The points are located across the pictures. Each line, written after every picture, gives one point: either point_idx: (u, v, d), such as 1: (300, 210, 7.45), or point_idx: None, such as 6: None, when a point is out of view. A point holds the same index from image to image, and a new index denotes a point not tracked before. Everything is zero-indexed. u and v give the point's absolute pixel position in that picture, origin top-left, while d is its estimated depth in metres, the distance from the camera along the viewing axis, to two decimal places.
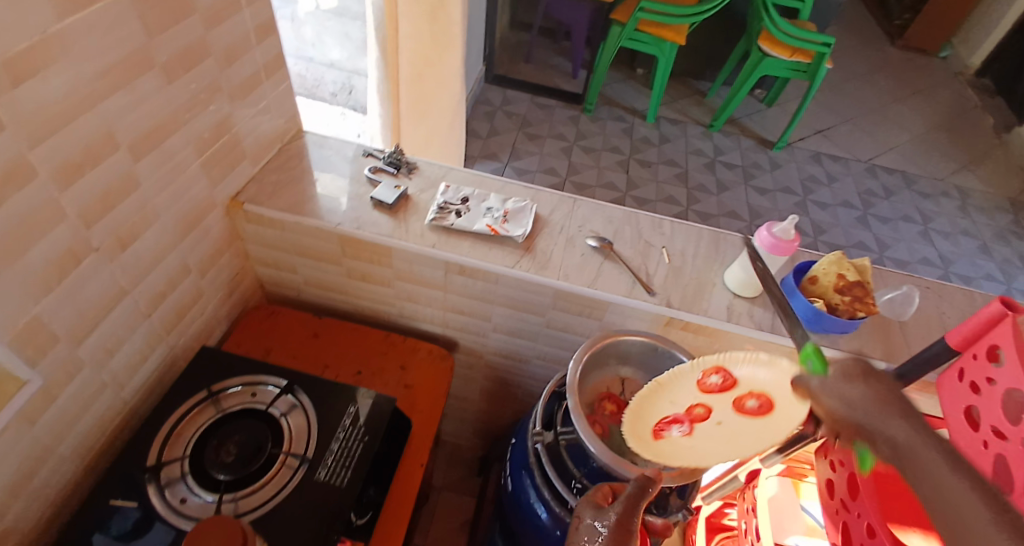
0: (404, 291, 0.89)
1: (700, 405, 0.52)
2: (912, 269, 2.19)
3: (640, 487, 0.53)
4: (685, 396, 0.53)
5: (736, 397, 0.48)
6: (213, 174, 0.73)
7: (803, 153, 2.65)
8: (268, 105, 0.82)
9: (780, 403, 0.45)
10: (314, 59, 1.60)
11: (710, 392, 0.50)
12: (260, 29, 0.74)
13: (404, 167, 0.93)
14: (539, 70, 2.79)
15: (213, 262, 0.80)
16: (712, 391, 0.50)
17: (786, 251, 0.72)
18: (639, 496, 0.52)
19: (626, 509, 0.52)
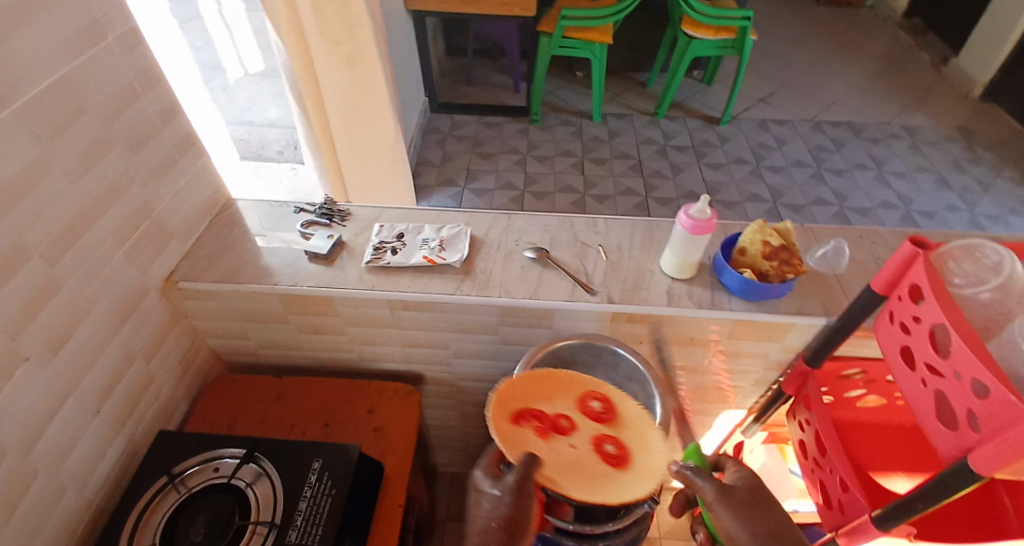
0: (357, 335, 0.90)
1: (568, 419, 0.64)
2: (875, 213, 2.22)
3: (528, 466, 0.55)
4: (562, 404, 0.65)
5: (599, 433, 0.62)
6: (140, 260, 0.75)
7: (749, 123, 2.71)
8: (188, 181, 0.84)
9: (628, 462, 0.60)
10: (253, 122, 1.60)
11: (584, 417, 0.64)
12: (163, 112, 0.77)
13: (337, 216, 0.95)
14: (481, 91, 2.84)
15: (159, 344, 0.81)
16: (586, 417, 0.64)
17: (707, 229, 0.74)
18: (528, 474, 0.55)
19: (515, 488, 0.54)
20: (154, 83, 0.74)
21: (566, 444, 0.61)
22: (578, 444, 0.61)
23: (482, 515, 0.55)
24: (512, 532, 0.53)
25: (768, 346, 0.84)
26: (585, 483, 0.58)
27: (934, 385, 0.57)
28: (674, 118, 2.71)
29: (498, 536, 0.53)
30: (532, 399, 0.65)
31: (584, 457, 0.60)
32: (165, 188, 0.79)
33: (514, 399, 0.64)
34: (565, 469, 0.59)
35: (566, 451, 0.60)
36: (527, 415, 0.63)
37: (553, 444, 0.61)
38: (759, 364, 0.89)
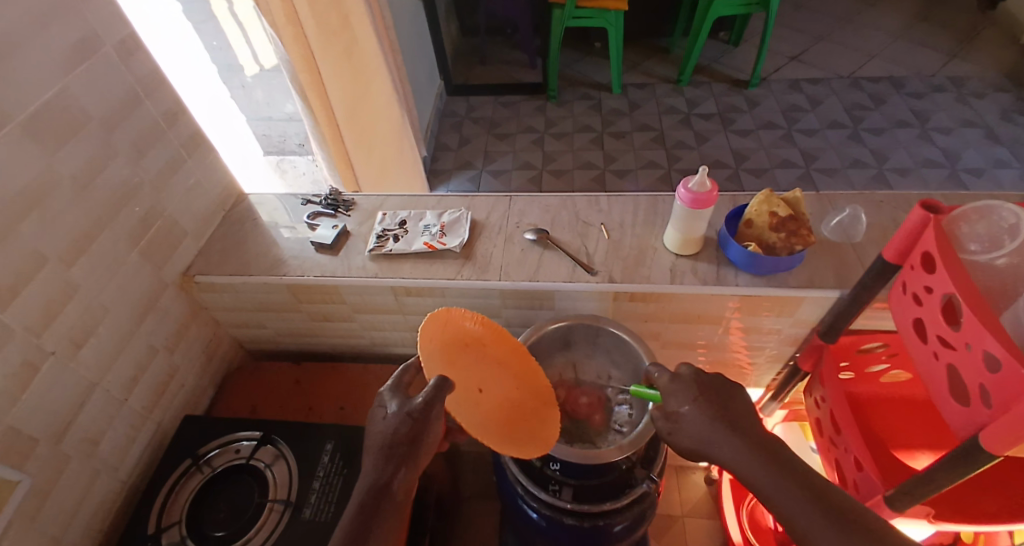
0: (366, 321, 0.92)
1: (482, 374, 0.67)
2: (916, 174, 2.08)
3: (439, 391, 0.59)
4: (486, 353, 0.68)
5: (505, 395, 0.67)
6: (155, 259, 0.79)
7: (779, 84, 2.56)
8: (198, 180, 0.88)
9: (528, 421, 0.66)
10: (271, 117, 1.48)
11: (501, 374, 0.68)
12: (168, 114, 0.80)
13: (342, 206, 0.97)
14: (497, 69, 2.79)
15: (181, 337, 0.86)
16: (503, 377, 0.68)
17: (707, 202, 0.71)
18: (435, 399, 0.59)
19: (423, 409, 0.59)
20: (155, 88, 0.77)
21: (477, 385, 0.66)
22: (486, 390, 0.66)
23: (387, 431, 0.60)
24: (415, 448, 0.59)
25: (779, 320, 0.81)
26: (476, 422, 0.61)
27: (947, 359, 0.54)
28: (698, 84, 2.60)
29: (399, 449, 0.58)
30: (466, 335, 0.66)
31: (484, 404, 0.65)
32: (174, 188, 0.82)
33: (452, 325, 0.65)
34: (462, 405, 0.62)
35: (473, 391, 0.65)
36: (454, 348, 0.65)
37: (464, 381, 0.64)
38: (773, 339, 0.86)
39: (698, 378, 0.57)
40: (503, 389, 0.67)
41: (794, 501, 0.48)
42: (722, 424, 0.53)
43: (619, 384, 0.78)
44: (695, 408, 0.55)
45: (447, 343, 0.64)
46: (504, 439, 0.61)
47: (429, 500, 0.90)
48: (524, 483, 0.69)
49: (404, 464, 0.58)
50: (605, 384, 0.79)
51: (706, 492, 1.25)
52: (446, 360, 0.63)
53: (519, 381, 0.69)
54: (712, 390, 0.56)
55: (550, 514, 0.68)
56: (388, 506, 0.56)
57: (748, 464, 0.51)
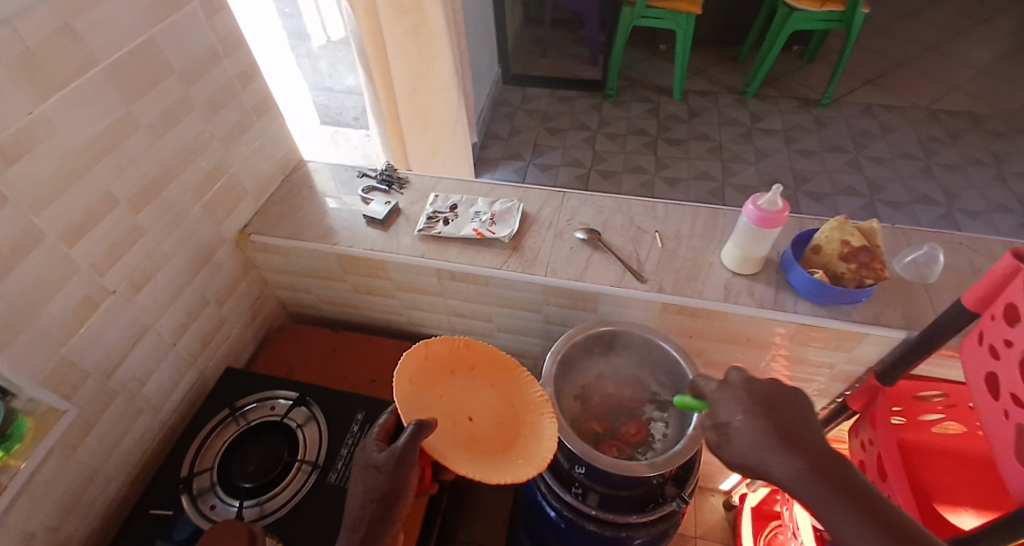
0: (407, 300, 0.93)
1: (468, 405, 0.67)
2: (989, 218, 1.95)
3: (416, 435, 0.56)
4: (472, 381, 0.69)
5: (495, 421, 0.67)
6: (216, 214, 0.81)
7: (851, 107, 2.44)
8: (263, 143, 0.90)
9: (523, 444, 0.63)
10: (332, 89, 1.50)
11: (491, 399, 0.69)
12: (243, 76, 0.81)
13: (395, 183, 0.98)
14: (557, 63, 2.76)
15: (231, 292, 0.88)
16: (492, 402, 0.68)
17: (776, 223, 0.68)
18: (410, 447, 0.56)
19: (397, 459, 0.56)
20: (234, 48, 0.79)
21: (465, 415, 0.66)
22: (475, 419, 0.66)
23: (357, 491, 0.57)
24: (388, 504, 0.55)
25: (833, 354, 0.77)
26: (468, 453, 0.60)
27: (1017, 418, 0.50)
28: (764, 97, 2.50)
29: (372, 509, 0.55)
30: (448, 368, 0.69)
31: (476, 434, 0.64)
32: (241, 148, 0.84)
33: (434, 358, 0.68)
34: (452, 439, 0.62)
35: (464, 423, 0.65)
36: (436, 380, 0.67)
37: (450, 414, 0.65)
38: (823, 373, 0.82)
39: (744, 382, 0.54)
40: (495, 415, 0.67)
41: (866, 537, 0.43)
42: (779, 441, 0.49)
43: (662, 401, 0.76)
44: (746, 417, 0.51)
45: (429, 376, 0.66)
46: (495, 467, 0.59)
47: (446, 484, 0.91)
48: (547, 479, 0.69)
49: (381, 521, 0.54)
50: (648, 396, 0.77)
51: (723, 517, 1.22)
52: (427, 393, 0.64)
53: (511, 401, 0.69)
54: (767, 395, 0.52)
55: (571, 516, 0.67)
56: None
57: (810, 485, 0.46)
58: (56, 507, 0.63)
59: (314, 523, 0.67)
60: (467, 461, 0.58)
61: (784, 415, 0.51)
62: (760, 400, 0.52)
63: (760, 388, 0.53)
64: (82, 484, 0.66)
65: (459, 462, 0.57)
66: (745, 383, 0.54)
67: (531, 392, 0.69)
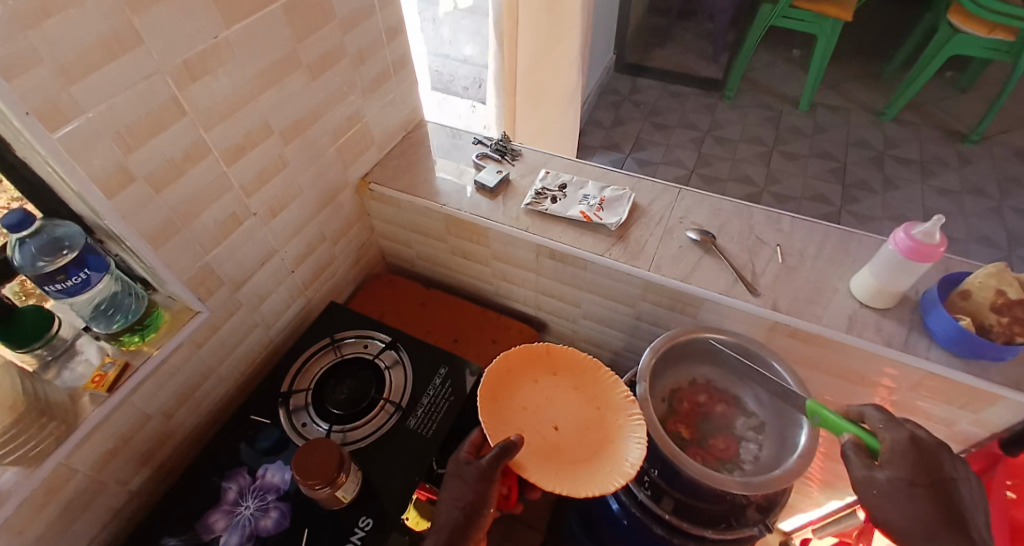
0: (500, 271, 0.94)
1: (552, 412, 0.69)
2: None
3: (502, 455, 0.59)
4: (556, 385, 0.72)
5: (581, 426, 0.68)
6: (345, 158, 0.86)
7: (1007, 149, 2.15)
8: (395, 97, 0.93)
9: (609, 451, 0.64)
10: (448, 57, 1.57)
11: (576, 402, 0.70)
12: (390, 30, 0.85)
13: (508, 154, 0.98)
14: (676, 56, 2.64)
15: (344, 233, 0.93)
16: (578, 406, 0.70)
17: (928, 257, 0.62)
18: (497, 461, 0.59)
19: (484, 471, 0.59)
20: (387, 1, 0.82)
21: (550, 423, 0.68)
22: (562, 427, 0.68)
23: (446, 499, 0.61)
24: (473, 513, 0.58)
25: (959, 414, 0.69)
26: (554, 466, 0.63)
27: None
28: (902, 123, 2.26)
29: (458, 517, 0.59)
30: (528, 377, 0.72)
31: (563, 441, 0.67)
32: (377, 99, 0.88)
33: (516, 371, 0.71)
34: (538, 451, 0.65)
35: (550, 431, 0.67)
36: (520, 391, 0.70)
37: (535, 425, 0.68)
38: (939, 431, 0.74)
39: (922, 443, 0.54)
40: (580, 418, 0.69)
41: None
42: (945, 523, 0.50)
43: (757, 421, 0.72)
44: (919, 483, 0.52)
45: (513, 389, 0.70)
46: (580, 478, 0.62)
47: None
48: None
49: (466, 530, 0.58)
50: (739, 415, 0.73)
51: None
52: (511, 406, 0.68)
53: (596, 402, 0.70)
54: (942, 467, 0.53)
55: (636, 513, 0.66)
56: None
57: None
58: (179, 394, 0.71)
59: (390, 460, 0.71)
60: (553, 475, 0.62)
61: (952, 494, 0.52)
62: (934, 471, 0.52)
63: (937, 459, 0.53)
64: (200, 379, 0.74)
65: (545, 476, 0.61)
66: (913, 445, 0.53)
67: (615, 393, 0.69)
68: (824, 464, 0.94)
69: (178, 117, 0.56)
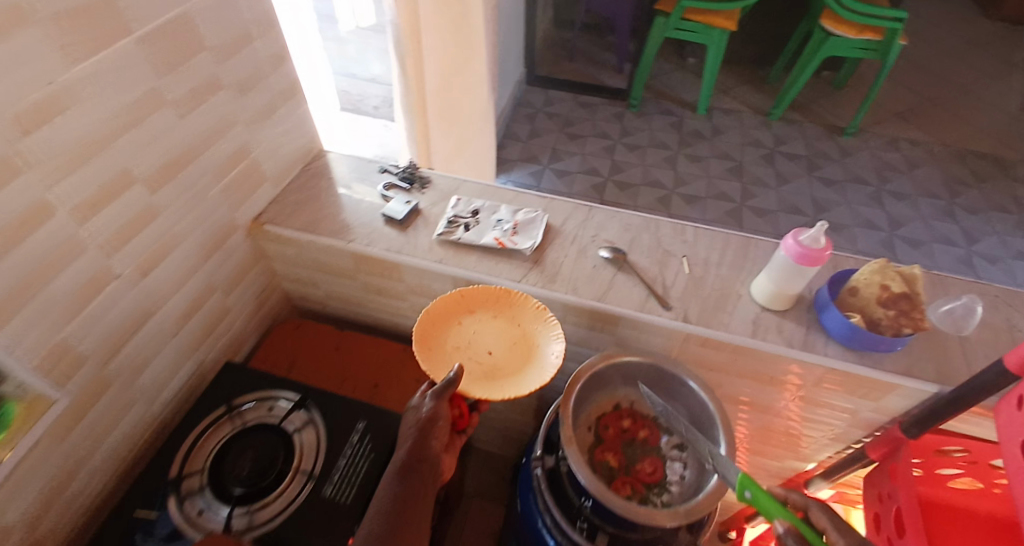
0: (418, 304, 0.90)
1: (482, 341, 0.72)
2: (1009, 266, 1.91)
3: (448, 386, 0.64)
4: (478, 318, 0.74)
5: (510, 343, 0.72)
6: (232, 199, 0.78)
7: (877, 139, 2.41)
8: (287, 128, 0.87)
9: (540, 358, 0.69)
10: (357, 75, 1.61)
11: (500, 325, 0.73)
12: (274, 58, 0.79)
13: (418, 182, 0.94)
14: (583, 67, 2.73)
15: (238, 281, 0.86)
16: (502, 329, 0.73)
17: (816, 261, 0.65)
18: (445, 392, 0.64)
19: (435, 401, 0.64)
20: (267, 30, 0.76)
21: (483, 349, 0.71)
22: (493, 350, 0.71)
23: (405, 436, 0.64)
24: (428, 443, 0.62)
25: (858, 402, 0.74)
26: (496, 384, 0.67)
27: None
28: (789, 122, 2.47)
29: (416, 448, 0.62)
30: (453, 316, 0.73)
31: (500, 360, 0.71)
32: (265, 132, 0.81)
33: (438, 316, 0.72)
34: (479, 376, 0.69)
35: (484, 357, 0.71)
36: (445, 331, 0.72)
37: (469, 356, 0.71)
38: (843, 419, 0.79)
39: None
40: (506, 337, 0.72)
41: None
42: None
43: (680, 437, 0.72)
44: None
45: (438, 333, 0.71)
46: (520, 385, 0.66)
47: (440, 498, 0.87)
48: (550, 505, 0.67)
49: (424, 457, 0.61)
50: (662, 434, 0.73)
51: None
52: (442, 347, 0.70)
53: (516, 318, 0.74)
54: None
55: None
56: (418, 496, 0.58)
57: None
58: (39, 497, 0.60)
59: (305, 537, 0.64)
60: (496, 391, 0.66)
61: None
62: None
63: None
64: (67, 473, 0.63)
65: (489, 393, 0.65)
66: None
67: (527, 306, 0.73)
68: (749, 457, 0.98)
69: (9, 174, 0.47)
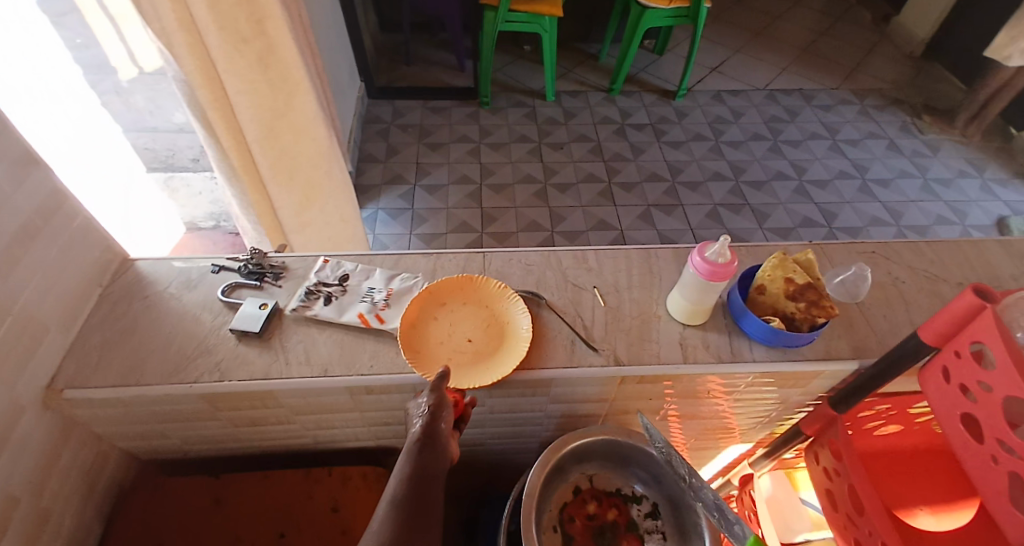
0: (311, 421, 0.74)
1: (458, 333, 0.70)
2: (834, 186, 2.21)
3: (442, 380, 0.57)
4: (448, 311, 0.71)
5: (484, 328, 0.70)
6: (1, 379, 0.55)
7: (706, 95, 2.63)
8: (62, 253, 0.64)
9: (517, 334, 0.69)
10: (158, 128, 1.27)
11: (471, 312, 0.72)
12: (9, 172, 0.56)
13: (269, 273, 0.76)
14: (423, 71, 2.59)
15: (49, 476, 0.62)
16: (474, 317, 0.71)
17: (724, 275, 0.62)
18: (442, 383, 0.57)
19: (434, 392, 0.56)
20: None
21: (462, 338, 0.69)
22: (472, 336, 0.69)
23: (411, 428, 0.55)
24: (436, 434, 0.54)
25: (790, 390, 0.75)
26: (484, 368, 0.66)
27: (1010, 467, 0.48)
28: (629, 93, 2.59)
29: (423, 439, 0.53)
30: (424, 316, 0.71)
31: (481, 345, 0.69)
32: (28, 272, 0.58)
33: (412, 316, 0.69)
34: (465, 364, 0.66)
35: (464, 345, 0.69)
36: (420, 329, 0.69)
37: (450, 348, 0.68)
38: (775, 405, 0.80)
39: None
40: (480, 322, 0.71)
41: None
42: None
43: (649, 505, 0.71)
44: None
45: (414, 330, 0.69)
46: (506, 364, 0.65)
47: None
48: None
49: (433, 448, 0.53)
50: (631, 505, 0.71)
51: None
52: (422, 346, 0.67)
53: (485, 304, 0.72)
54: None
55: None
56: (433, 491, 0.50)
57: None
58: None
59: None
60: (484, 374, 0.65)
61: None
62: None
63: None
64: None
65: (479, 380, 0.63)
66: None
67: (491, 289, 0.73)
68: (692, 452, 0.99)
69: None
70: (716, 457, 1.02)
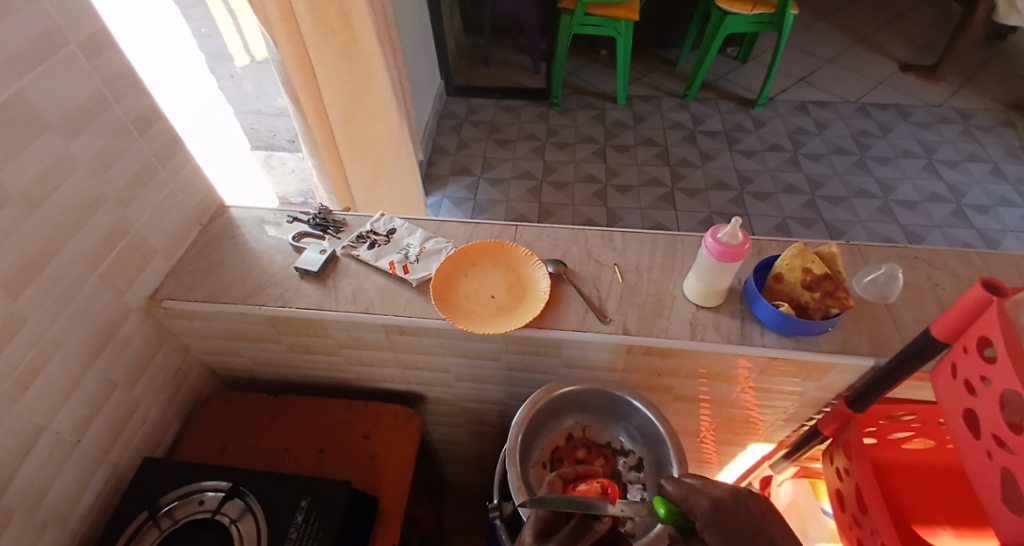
0: (353, 356, 0.84)
1: (483, 289, 0.77)
2: (923, 208, 2.04)
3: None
4: (478, 270, 0.79)
5: (507, 287, 0.77)
6: (117, 283, 0.70)
7: (787, 105, 2.53)
8: (173, 192, 0.79)
9: (535, 293, 0.75)
10: (262, 111, 1.43)
11: (497, 273, 0.79)
12: (138, 121, 0.71)
13: (331, 227, 0.88)
14: (500, 72, 2.71)
15: (144, 369, 0.77)
16: (500, 277, 0.79)
17: (737, 256, 0.65)
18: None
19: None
20: (128, 89, 0.68)
21: (486, 294, 0.77)
22: (496, 293, 0.77)
23: None
24: None
25: (804, 383, 0.75)
26: (503, 320, 0.73)
27: (1001, 461, 0.47)
28: (704, 100, 2.55)
29: None
30: (457, 272, 0.79)
31: (503, 301, 0.76)
32: (145, 202, 0.73)
33: (445, 271, 0.78)
34: (487, 315, 0.74)
35: (488, 300, 0.76)
36: (452, 284, 0.77)
37: (476, 300, 0.76)
38: (793, 400, 0.80)
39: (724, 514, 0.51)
40: (505, 282, 0.78)
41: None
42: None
43: (635, 458, 0.76)
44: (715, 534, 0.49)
45: (446, 284, 0.77)
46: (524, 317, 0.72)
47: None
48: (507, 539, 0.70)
49: None
50: (618, 457, 0.76)
51: None
52: (451, 297, 0.76)
53: (511, 267, 0.80)
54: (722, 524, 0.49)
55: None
56: None
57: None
58: None
59: None
60: (503, 323, 0.72)
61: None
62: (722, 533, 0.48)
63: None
64: None
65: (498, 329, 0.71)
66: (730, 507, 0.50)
67: (517, 255, 0.80)
68: (712, 447, 1.00)
69: None
70: (738, 456, 1.02)
